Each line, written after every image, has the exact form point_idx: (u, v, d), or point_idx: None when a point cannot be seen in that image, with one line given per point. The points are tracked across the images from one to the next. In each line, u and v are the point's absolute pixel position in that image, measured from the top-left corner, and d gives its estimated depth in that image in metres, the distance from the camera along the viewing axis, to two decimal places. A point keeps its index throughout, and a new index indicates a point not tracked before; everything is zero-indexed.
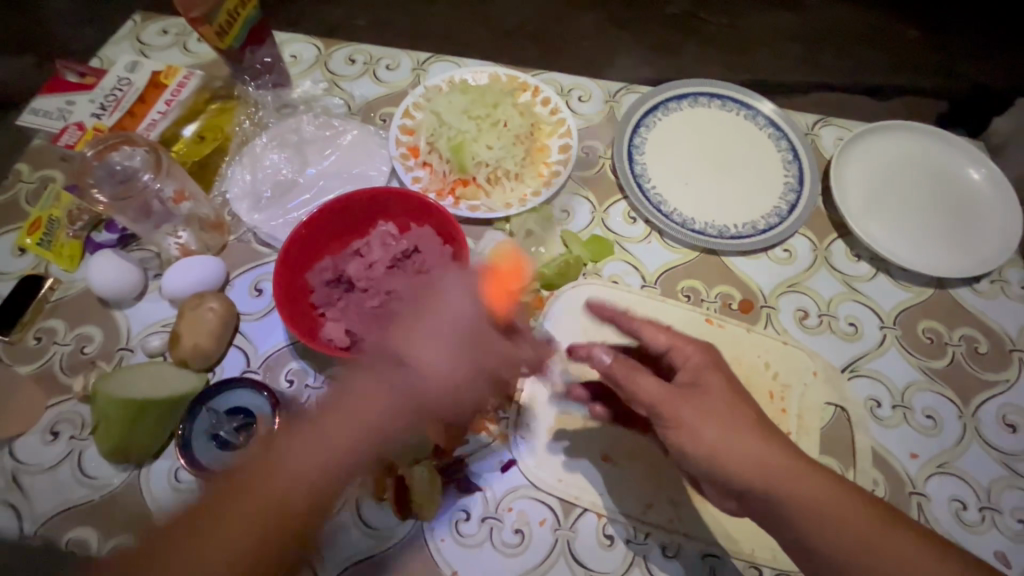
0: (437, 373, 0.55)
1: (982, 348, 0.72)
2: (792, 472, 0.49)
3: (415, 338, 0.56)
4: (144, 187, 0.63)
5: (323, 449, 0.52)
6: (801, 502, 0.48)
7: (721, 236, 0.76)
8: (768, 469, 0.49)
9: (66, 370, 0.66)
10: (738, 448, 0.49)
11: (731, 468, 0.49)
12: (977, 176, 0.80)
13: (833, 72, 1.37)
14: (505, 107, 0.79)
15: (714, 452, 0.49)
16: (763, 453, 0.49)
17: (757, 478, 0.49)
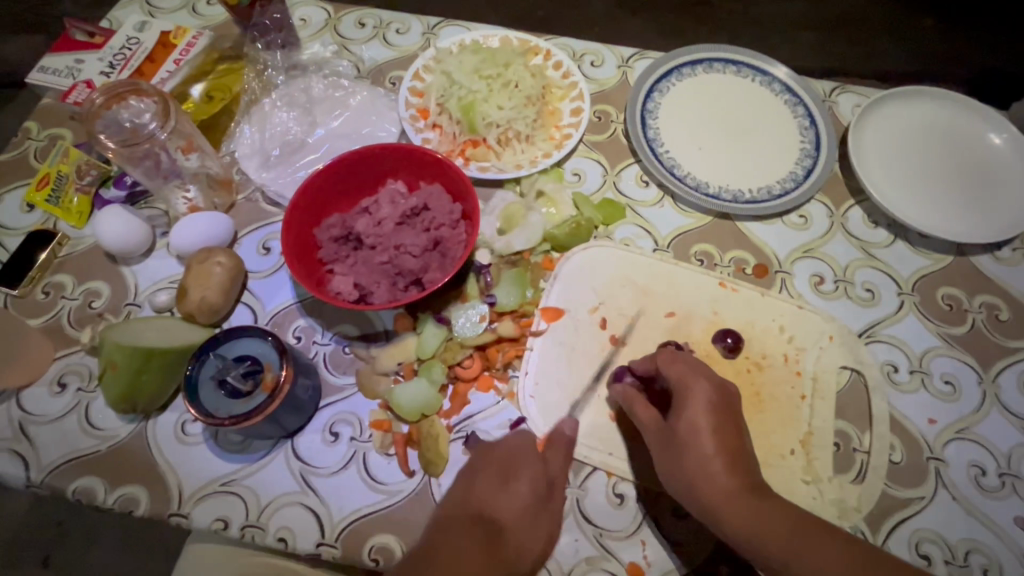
0: (522, 510, 0.53)
1: (1003, 315, 0.70)
2: (740, 499, 0.49)
3: (487, 487, 0.54)
4: (150, 134, 0.62)
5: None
6: (736, 517, 0.49)
7: (735, 201, 0.75)
8: (710, 486, 0.50)
9: (74, 323, 0.65)
10: (686, 462, 0.51)
11: (677, 481, 0.52)
12: (998, 140, 0.78)
13: (848, 52, 1.35)
14: (516, 67, 0.78)
15: (668, 466, 0.53)
16: (710, 471, 0.50)
17: (696, 491, 0.51)
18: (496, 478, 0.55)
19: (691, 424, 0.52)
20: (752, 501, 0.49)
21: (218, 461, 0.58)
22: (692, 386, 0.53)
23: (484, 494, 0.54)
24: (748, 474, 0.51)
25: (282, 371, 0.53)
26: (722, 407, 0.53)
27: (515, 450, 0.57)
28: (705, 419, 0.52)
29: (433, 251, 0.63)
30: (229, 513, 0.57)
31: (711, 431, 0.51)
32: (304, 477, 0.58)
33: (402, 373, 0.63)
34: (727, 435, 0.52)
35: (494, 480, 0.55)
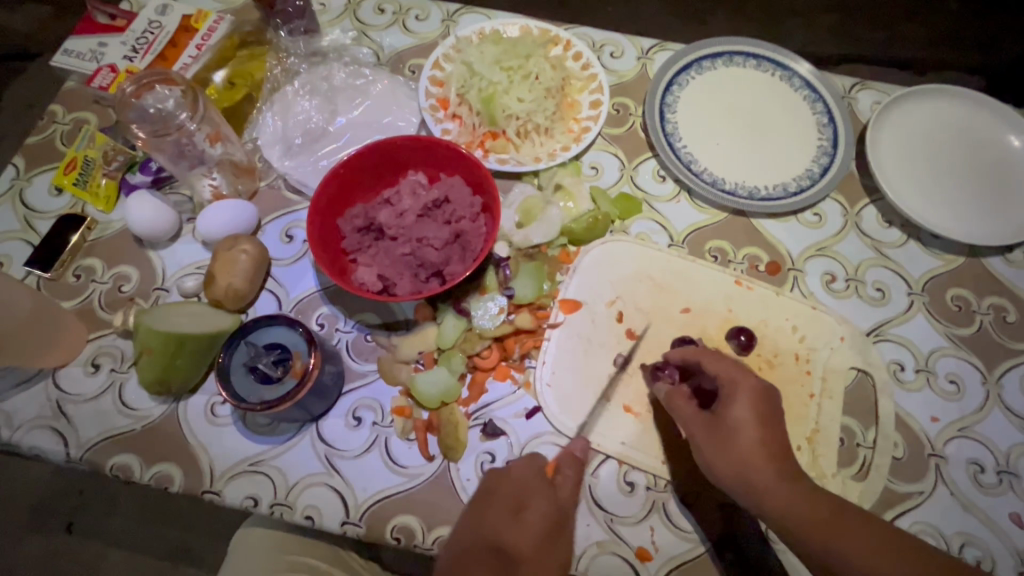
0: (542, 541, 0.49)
1: (1010, 317, 0.72)
2: (784, 486, 0.51)
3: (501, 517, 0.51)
4: (180, 125, 0.63)
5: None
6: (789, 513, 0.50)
7: (751, 198, 0.75)
8: (755, 473, 0.51)
9: (105, 306, 0.68)
10: (731, 450, 0.53)
11: (719, 468, 0.53)
12: (1017, 142, 0.78)
13: (868, 42, 1.33)
14: (537, 59, 0.78)
15: (711, 454, 0.54)
16: (756, 463, 0.52)
17: (741, 477, 0.52)
18: (507, 510, 0.52)
19: (737, 415, 0.53)
20: (792, 489, 0.51)
21: (247, 443, 0.61)
22: (736, 380, 0.55)
23: (498, 528, 0.50)
24: (789, 465, 0.52)
25: (311, 358, 0.55)
26: (765, 404, 0.54)
27: (522, 481, 0.55)
28: (754, 409, 0.53)
29: (454, 244, 0.65)
30: (258, 492, 0.59)
31: (758, 423, 0.53)
32: (329, 459, 0.61)
33: (422, 362, 0.65)
34: (773, 429, 0.53)
35: (509, 516, 0.52)
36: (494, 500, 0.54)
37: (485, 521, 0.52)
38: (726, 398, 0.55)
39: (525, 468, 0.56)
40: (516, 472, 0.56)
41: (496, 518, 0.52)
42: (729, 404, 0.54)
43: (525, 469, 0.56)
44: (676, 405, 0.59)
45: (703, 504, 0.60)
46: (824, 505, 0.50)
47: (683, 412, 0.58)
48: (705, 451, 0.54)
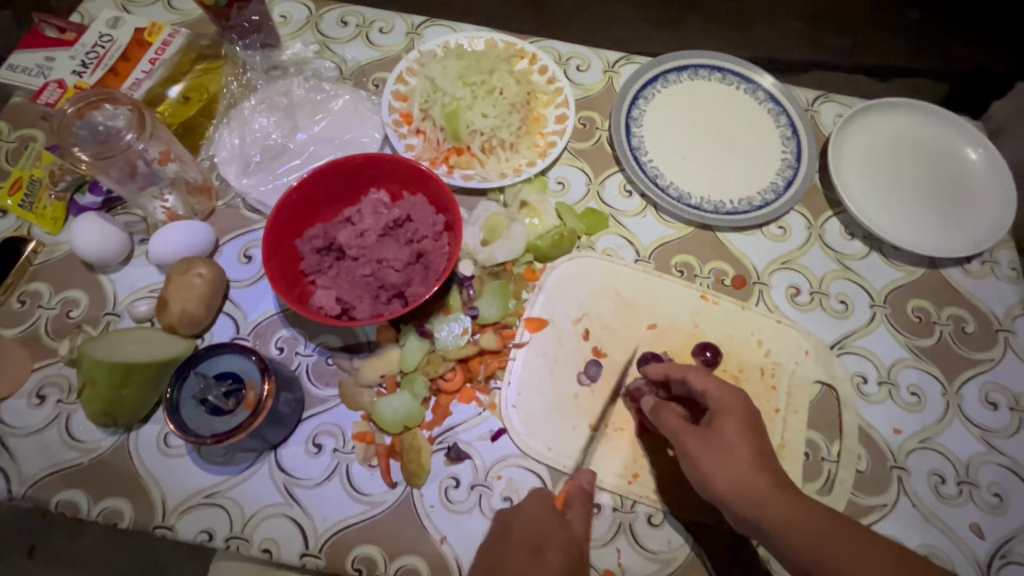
0: None
1: (969, 327, 0.73)
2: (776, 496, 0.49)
3: (518, 561, 0.49)
4: (127, 145, 0.61)
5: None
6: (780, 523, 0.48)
7: (717, 212, 0.76)
8: (746, 483, 0.50)
9: (51, 333, 0.65)
10: (723, 464, 0.51)
11: (715, 483, 0.51)
12: (974, 155, 0.79)
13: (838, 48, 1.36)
14: (501, 74, 0.77)
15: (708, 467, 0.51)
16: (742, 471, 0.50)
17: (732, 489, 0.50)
18: (522, 551, 0.50)
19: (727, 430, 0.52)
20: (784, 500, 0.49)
21: (201, 474, 0.59)
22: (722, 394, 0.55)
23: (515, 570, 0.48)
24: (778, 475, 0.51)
25: (263, 388, 0.53)
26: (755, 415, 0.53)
27: (535, 521, 0.53)
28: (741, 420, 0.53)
29: (416, 264, 0.63)
30: (213, 525, 0.57)
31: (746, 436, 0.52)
32: (288, 489, 0.59)
33: (385, 386, 0.63)
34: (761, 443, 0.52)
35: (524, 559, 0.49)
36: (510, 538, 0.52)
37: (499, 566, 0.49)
38: (717, 411, 0.54)
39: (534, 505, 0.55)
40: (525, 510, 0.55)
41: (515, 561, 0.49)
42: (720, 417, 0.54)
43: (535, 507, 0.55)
44: (661, 418, 0.57)
45: (670, 525, 0.60)
46: (817, 514, 0.48)
47: (670, 425, 0.56)
48: (701, 465, 0.52)
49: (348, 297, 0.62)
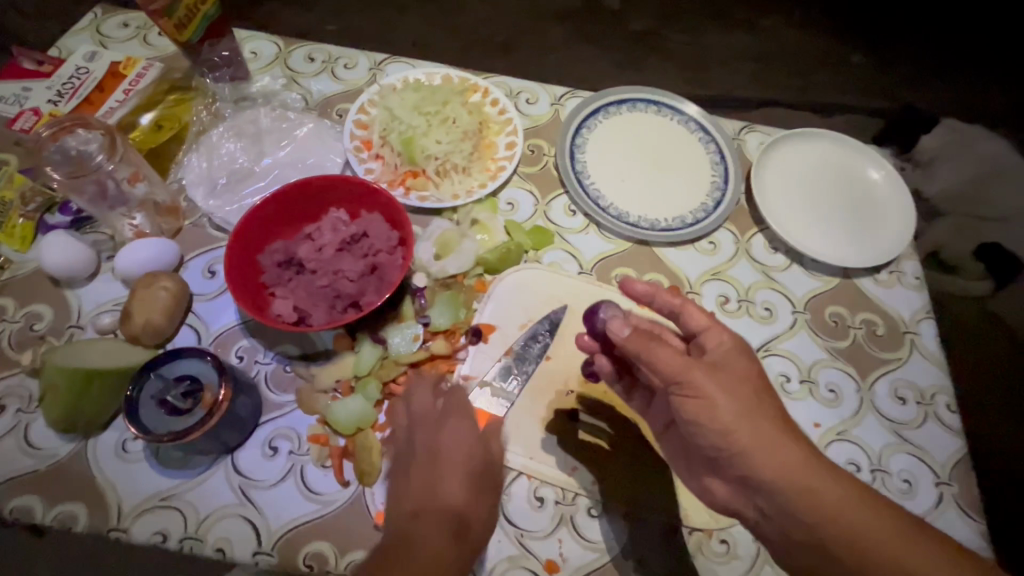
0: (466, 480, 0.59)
1: (879, 330, 0.80)
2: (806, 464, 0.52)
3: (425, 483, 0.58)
4: (97, 167, 0.65)
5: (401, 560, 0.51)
6: (803, 488, 0.52)
7: (652, 228, 0.83)
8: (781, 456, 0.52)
9: (15, 346, 0.68)
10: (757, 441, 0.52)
11: (752, 449, 0.52)
12: (879, 177, 0.89)
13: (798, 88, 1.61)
14: (454, 106, 0.85)
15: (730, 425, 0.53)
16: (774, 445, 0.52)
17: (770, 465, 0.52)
18: (428, 467, 0.59)
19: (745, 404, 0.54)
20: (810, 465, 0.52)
21: (157, 478, 0.61)
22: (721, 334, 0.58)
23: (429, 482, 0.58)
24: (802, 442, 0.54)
25: (221, 390, 0.57)
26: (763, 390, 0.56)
27: (445, 450, 0.60)
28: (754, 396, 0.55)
29: (371, 276, 0.68)
30: (168, 527, 0.59)
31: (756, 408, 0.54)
32: (243, 490, 0.61)
33: (340, 390, 0.67)
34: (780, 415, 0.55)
35: (430, 487, 0.58)
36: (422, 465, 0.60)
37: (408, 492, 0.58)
38: (733, 364, 0.56)
39: (451, 429, 0.62)
40: (445, 432, 0.62)
41: (434, 495, 0.57)
42: (729, 359, 0.56)
43: (451, 433, 0.61)
44: (653, 353, 0.55)
45: (608, 516, 0.64)
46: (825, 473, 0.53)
47: (674, 364, 0.54)
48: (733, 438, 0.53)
49: (303, 308, 0.67)
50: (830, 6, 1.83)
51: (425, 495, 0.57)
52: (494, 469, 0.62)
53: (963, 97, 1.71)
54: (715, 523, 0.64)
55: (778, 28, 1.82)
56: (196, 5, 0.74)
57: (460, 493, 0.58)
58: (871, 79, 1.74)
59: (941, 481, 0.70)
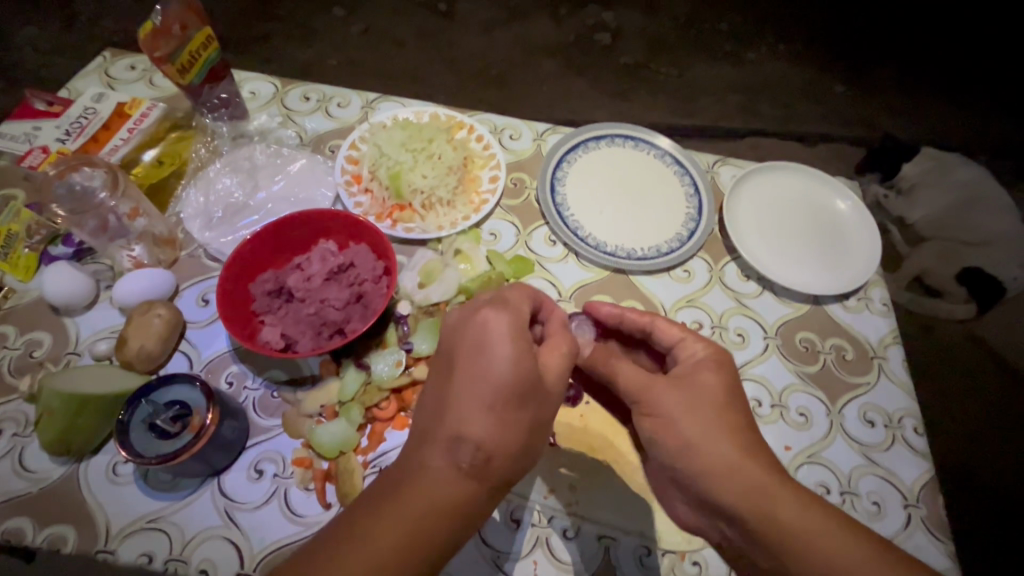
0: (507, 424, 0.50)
1: (848, 355, 0.83)
2: (783, 489, 0.52)
3: (464, 395, 0.51)
4: (99, 203, 0.70)
5: (405, 512, 0.47)
6: (782, 513, 0.51)
7: (628, 257, 0.87)
8: (751, 477, 0.52)
9: (14, 371, 0.71)
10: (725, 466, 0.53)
11: (714, 461, 0.54)
12: (846, 208, 0.94)
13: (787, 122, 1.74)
14: (439, 143, 0.90)
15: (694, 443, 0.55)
16: (744, 468, 0.53)
17: (739, 489, 0.52)
18: (468, 388, 0.51)
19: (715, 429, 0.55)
20: (787, 490, 0.52)
21: (145, 501, 0.63)
22: (693, 347, 0.62)
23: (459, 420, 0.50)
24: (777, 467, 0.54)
25: (208, 415, 0.60)
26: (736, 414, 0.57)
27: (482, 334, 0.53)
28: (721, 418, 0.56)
29: (356, 304, 0.72)
30: (154, 548, 0.61)
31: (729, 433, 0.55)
32: (228, 512, 0.63)
33: (324, 415, 0.70)
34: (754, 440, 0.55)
35: (487, 368, 0.51)
36: (459, 351, 0.53)
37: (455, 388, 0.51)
38: (703, 380, 0.58)
39: (499, 322, 0.53)
40: (497, 343, 0.51)
41: (467, 454, 0.49)
42: (699, 370, 0.59)
43: (509, 346, 0.51)
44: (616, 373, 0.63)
45: (583, 538, 0.66)
46: (806, 498, 0.52)
47: (638, 379, 0.61)
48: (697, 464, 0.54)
49: (292, 334, 0.70)
50: (807, 45, 1.93)
51: (472, 411, 0.50)
52: (543, 408, 0.53)
53: (940, 127, 1.77)
54: (687, 545, 0.66)
55: (761, 62, 1.90)
56: (200, 51, 0.81)
57: (499, 441, 0.50)
58: (853, 109, 1.81)
59: (910, 503, 0.72)
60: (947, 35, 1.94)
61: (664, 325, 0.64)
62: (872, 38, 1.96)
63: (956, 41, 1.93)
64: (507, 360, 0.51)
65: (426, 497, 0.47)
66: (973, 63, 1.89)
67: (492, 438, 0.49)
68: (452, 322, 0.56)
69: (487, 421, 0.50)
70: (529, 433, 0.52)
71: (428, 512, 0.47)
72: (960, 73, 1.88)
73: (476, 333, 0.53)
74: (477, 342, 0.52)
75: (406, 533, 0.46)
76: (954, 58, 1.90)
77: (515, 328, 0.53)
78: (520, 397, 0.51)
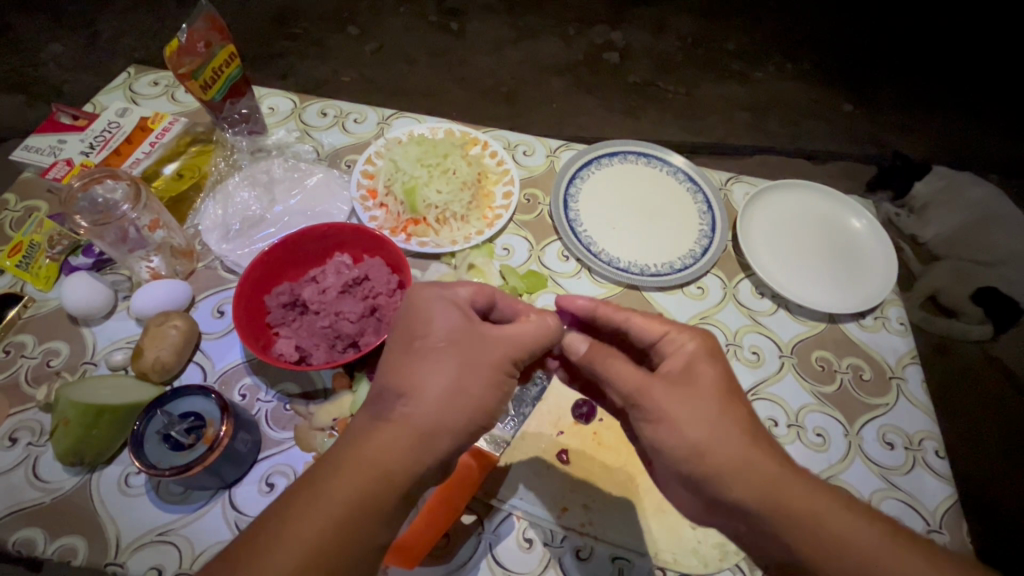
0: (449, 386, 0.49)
1: (866, 375, 0.82)
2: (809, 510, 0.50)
3: (407, 364, 0.51)
4: (122, 214, 0.70)
5: (344, 480, 0.46)
6: None
7: (642, 274, 0.86)
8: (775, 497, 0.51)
9: (31, 380, 0.71)
10: None
11: None
12: (860, 226, 0.93)
13: (793, 138, 1.78)
14: (454, 158, 0.91)
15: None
16: None
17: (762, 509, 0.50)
18: (407, 359, 0.51)
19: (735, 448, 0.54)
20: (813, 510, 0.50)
21: (155, 512, 0.63)
22: (680, 340, 0.58)
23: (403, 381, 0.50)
24: None
25: (222, 426, 0.60)
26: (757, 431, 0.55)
27: (422, 309, 0.53)
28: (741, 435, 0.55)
29: (370, 317, 0.72)
30: (163, 562, 0.60)
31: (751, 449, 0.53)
32: (238, 526, 0.63)
33: (336, 428, 0.69)
34: None
35: (420, 326, 0.53)
36: (404, 328, 0.54)
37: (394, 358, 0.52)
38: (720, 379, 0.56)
39: (432, 294, 0.54)
40: (429, 307, 0.53)
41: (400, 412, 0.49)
42: (693, 365, 0.55)
43: (443, 310, 0.53)
44: (612, 371, 0.58)
45: (597, 558, 0.64)
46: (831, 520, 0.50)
47: (633, 379, 0.56)
48: None
49: (304, 340, 0.70)
50: (816, 66, 1.94)
51: (416, 373, 0.50)
52: (486, 363, 0.52)
53: (952, 145, 1.77)
54: (703, 567, 0.64)
55: (770, 81, 1.91)
56: (222, 67, 0.83)
57: (435, 400, 0.49)
58: (863, 128, 1.82)
59: (932, 529, 0.70)
60: (956, 56, 1.96)
61: (642, 318, 0.62)
62: (881, 58, 1.97)
63: (964, 61, 1.94)
64: (439, 324, 0.52)
65: (363, 458, 0.47)
66: (982, 83, 1.90)
67: (426, 395, 0.49)
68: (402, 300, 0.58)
69: (438, 386, 0.49)
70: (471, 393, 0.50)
71: (367, 475, 0.46)
72: (971, 92, 1.88)
73: (420, 313, 0.53)
74: (420, 319, 0.53)
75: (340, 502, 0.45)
76: (964, 78, 1.91)
77: (450, 300, 0.54)
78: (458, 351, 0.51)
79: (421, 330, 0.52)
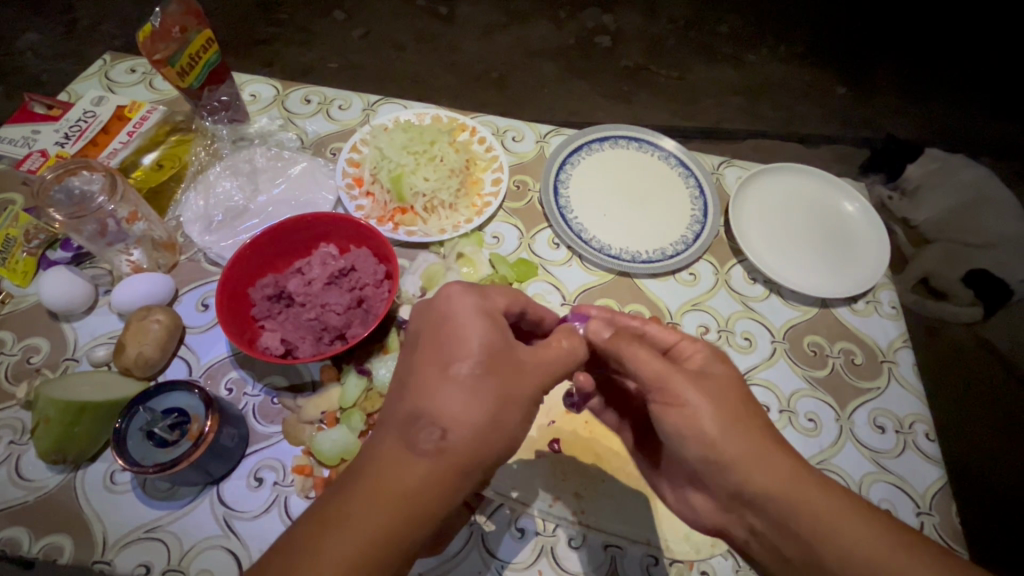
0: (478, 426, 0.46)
1: (858, 359, 0.82)
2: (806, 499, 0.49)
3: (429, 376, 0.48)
4: (99, 206, 0.68)
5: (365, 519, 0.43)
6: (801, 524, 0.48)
7: (633, 260, 0.85)
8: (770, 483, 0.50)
9: (11, 377, 0.70)
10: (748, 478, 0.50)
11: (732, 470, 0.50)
12: (853, 209, 0.92)
13: (785, 122, 1.77)
14: (441, 145, 0.89)
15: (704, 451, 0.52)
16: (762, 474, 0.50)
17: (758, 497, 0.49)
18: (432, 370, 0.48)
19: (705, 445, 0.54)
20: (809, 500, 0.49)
21: (142, 509, 0.62)
22: (693, 347, 0.58)
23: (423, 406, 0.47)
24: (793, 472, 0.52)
25: (207, 422, 0.58)
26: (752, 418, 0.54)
27: (449, 315, 0.51)
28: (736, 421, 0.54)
29: (357, 308, 0.70)
30: (151, 559, 0.60)
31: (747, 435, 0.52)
32: (227, 521, 0.62)
33: (325, 421, 0.68)
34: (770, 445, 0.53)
35: (449, 344, 0.49)
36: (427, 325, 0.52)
37: (414, 368, 0.50)
38: (715, 371, 0.55)
39: (465, 299, 0.51)
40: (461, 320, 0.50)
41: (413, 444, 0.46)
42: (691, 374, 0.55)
43: (477, 324, 0.50)
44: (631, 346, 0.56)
45: (589, 547, 0.64)
46: None
47: (651, 366, 0.54)
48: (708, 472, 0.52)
49: (312, 334, 0.69)
50: (808, 48, 1.92)
51: (438, 393, 0.47)
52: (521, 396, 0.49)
53: (946, 126, 1.76)
54: (695, 554, 0.64)
55: (763, 63, 1.89)
56: (200, 52, 0.80)
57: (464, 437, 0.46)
58: (857, 110, 1.80)
59: (923, 511, 0.71)
60: (950, 35, 1.94)
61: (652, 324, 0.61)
62: (874, 38, 1.95)
63: (960, 43, 1.92)
64: (476, 342, 0.49)
65: (380, 490, 0.44)
66: (976, 65, 1.88)
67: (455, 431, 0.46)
68: (419, 305, 0.55)
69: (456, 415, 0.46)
70: (517, 418, 0.49)
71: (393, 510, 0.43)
72: (966, 74, 1.86)
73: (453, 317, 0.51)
74: (450, 328, 0.50)
75: (365, 539, 0.42)
76: (958, 59, 1.89)
77: (485, 310, 0.51)
78: (494, 375, 0.48)
79: (449, 336, 0.49)
